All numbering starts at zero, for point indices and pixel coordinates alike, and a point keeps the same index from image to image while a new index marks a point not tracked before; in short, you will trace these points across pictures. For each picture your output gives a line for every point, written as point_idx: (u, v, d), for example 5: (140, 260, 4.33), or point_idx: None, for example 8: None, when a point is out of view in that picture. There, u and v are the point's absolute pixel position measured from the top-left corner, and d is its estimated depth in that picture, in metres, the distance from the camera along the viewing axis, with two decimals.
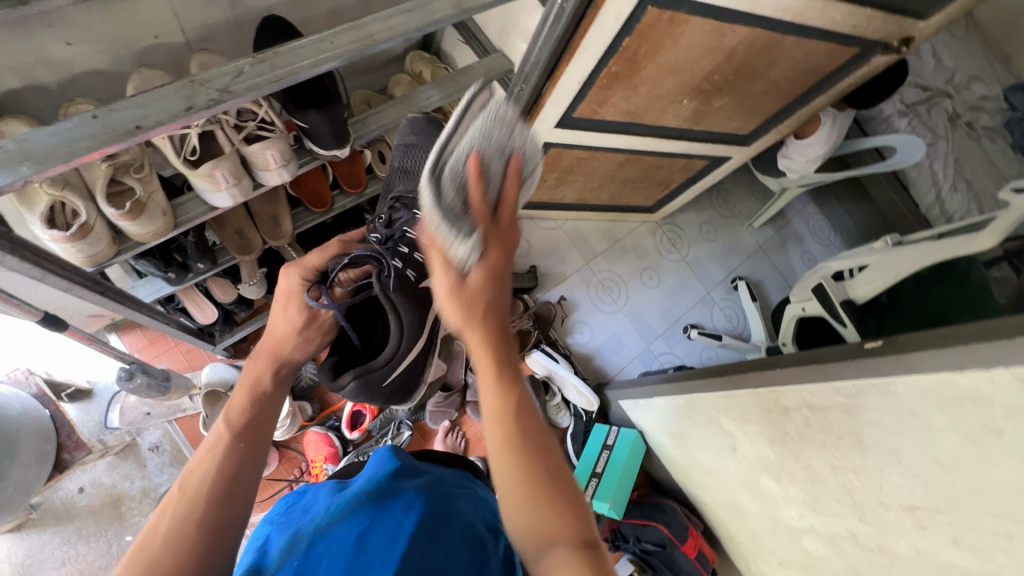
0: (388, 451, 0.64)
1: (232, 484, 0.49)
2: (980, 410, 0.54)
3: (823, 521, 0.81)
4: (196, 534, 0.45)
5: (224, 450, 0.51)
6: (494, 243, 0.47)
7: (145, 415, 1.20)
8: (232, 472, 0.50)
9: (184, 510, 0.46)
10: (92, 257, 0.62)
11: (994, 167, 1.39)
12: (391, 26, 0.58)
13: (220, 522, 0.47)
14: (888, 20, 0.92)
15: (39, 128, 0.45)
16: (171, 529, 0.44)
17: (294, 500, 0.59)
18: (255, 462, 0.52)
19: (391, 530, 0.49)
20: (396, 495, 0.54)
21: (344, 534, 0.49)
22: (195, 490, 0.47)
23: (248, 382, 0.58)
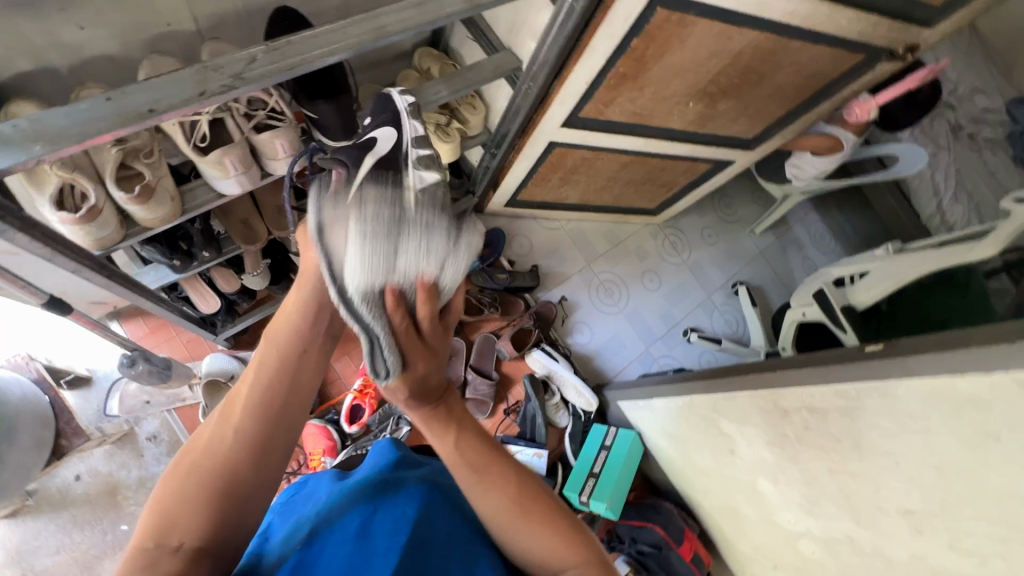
0: (389, 443, 0.64)
1: (267, 407, 0.53)
2: (979, 414, 0.54)
3: (820, 525, 0.82)
4: (232, 451, 0.51)
5: (261, 367, 0.55)
6: (417, 354, 0.52)
7: (145, 404, 1.21)
8: (266, 397, 0.53)
9: (221, 426, 0.52)
10: (100, 240, 0.62)
11: (993, 180, 1.37)
12: (403, 19, 0.60)
13: (253, 441, 0.52)
14: (894, 27, 0.92)
15: (53, 109, 0.45)
16: (210, 441, 0.51)
17: (298, 487, 0.61)
18: (293, 388, 0.56)
19: (395, 514, 0.50)
20: (399, 482, 0.55)
21: (348, 519, 0.50)
22: (232, 404, 0.53)
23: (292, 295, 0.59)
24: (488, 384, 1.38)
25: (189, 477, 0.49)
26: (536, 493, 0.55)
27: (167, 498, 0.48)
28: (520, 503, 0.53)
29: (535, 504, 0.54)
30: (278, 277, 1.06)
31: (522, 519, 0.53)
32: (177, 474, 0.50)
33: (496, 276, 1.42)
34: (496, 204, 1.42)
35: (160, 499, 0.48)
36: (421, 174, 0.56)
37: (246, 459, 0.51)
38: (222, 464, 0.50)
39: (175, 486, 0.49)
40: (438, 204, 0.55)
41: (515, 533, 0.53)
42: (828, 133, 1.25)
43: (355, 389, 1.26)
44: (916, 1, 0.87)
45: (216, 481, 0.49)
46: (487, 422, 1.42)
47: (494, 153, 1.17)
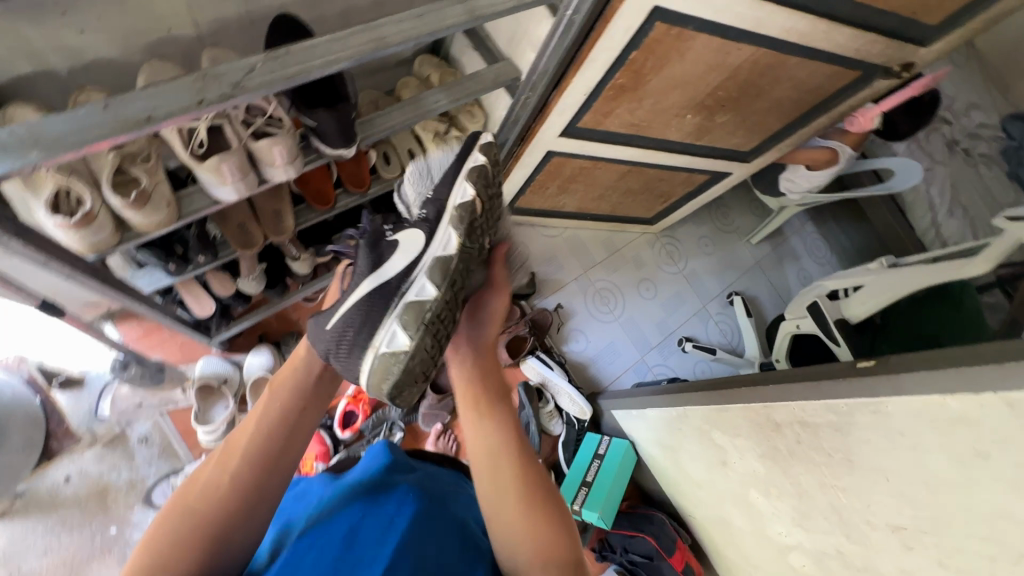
0: (383, 446, 0.65)
1: (267, 455, 0.57)
2: (969, 433, 0.55)
3: (810, 537, 0.81)
4: (229, 491, 0.54)
5: (262, 417, 0.60)
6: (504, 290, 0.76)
7: (135, 406, 1.25)
8: (264, 445, 0.58)
9: (221, 471, 0.55)
10: (95, 245, 0.62)
11: (987, 195, 1.40)
12: (403, 30, 0.60)
13: (252, 487, 0.55)
14: (891, 45, 0.93)
15: (51, 115, 0.45)
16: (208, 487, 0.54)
17: (288, 492, 0.63)
18: (291, 436, 0.60)
19: (383, 524, 0.50)
20: (389, 490, 0.56)
21: (337, 525, 0.51)
22: (231, 450, 0.57)
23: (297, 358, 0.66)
24: None
25: (186, 520, 0.51)
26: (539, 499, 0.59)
27: (158, 544, 0.50)
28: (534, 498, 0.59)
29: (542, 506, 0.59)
30: (274, 281, 1.06)
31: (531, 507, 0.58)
32: (172, 519, 0.52)
33: None
34: None
35: (149, 547, 0.50)
36: (395, 333, 0.61)
37: (236, 502, 0.53)
38: (218, 506, 0.53)
39: (171, 530, 0.51)
40: (386, 375, 0.62)
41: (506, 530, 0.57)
42: (825, 146, 1.25)
43: (349, 394, 1.26)
44: (912, 20, 0.88)
45: (209, 522, 0.52)
46: None
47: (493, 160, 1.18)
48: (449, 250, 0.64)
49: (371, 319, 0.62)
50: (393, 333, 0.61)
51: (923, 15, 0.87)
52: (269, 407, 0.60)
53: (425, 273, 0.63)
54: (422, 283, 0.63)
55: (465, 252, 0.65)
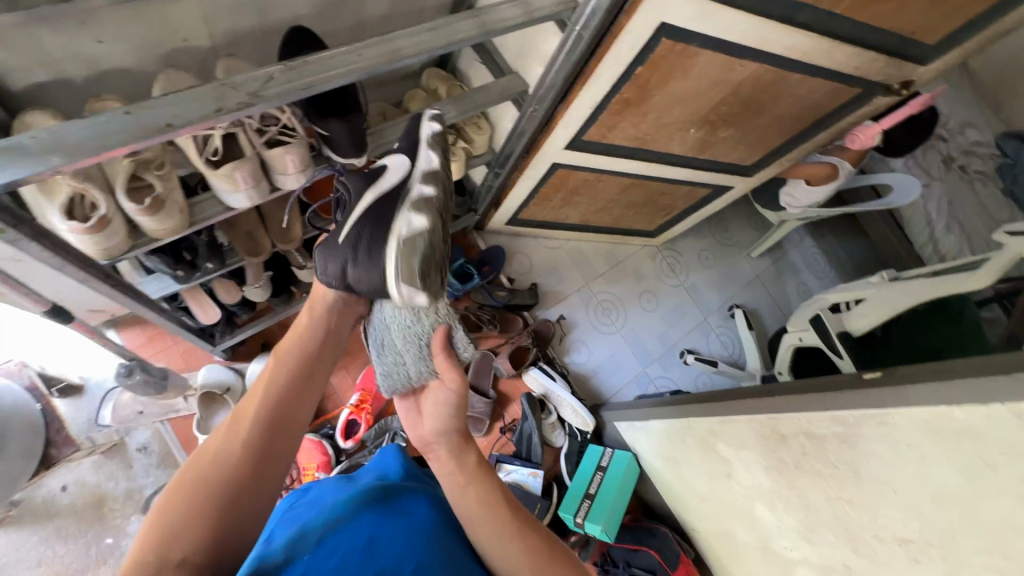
0: (397, 450, 0.68)
1: (274, 421, 0.60)
2: (976, 445, 0.55)
3: (816, 551, 0.81)
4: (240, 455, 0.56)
5: (268, 388, 0.62)
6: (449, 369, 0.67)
7: (137, 414, 1.21)
8: (272, 411, 0.60)
9: (230, 437, 0.57)
10: (107, 250, 0.62)
11: (984, 214, 1.41)
12: (417, 43, 0.62)
13: (262, 451, 0.57)
14: (889, 63, 0.95)
15: (73, 122, 0.46)
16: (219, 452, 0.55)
17: (297, 496, 0.61)
18: (294, 404, 0.63)
19: (404, 539, 0.49)
20: (405, 506, 0.55)
21: (356, 534, 0.49)
22: (240, 417, 0.59)
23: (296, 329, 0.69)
24: (485, 402, 1.36)
25: (198, 483, 0.53)
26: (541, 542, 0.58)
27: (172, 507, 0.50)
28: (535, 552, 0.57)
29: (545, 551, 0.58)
30: (279, 289, 1.06)
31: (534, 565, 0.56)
32: (184, 485, 0.53)
33: (495, 293, 1.45)
34: (497, 222, 1.43)
35: (163, 510, 0.50)
36: (410, 217, 0.61)
37: (247, 465, 0.55)
38: (231, 470, 0.54)
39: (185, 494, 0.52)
40: (411, 256, 0.59)
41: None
42: (826, 161, 1.26)
43: (352, 404, 1.25)
44: (910, 39, 0.90)
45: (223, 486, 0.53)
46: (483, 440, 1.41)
47: (498, 172, 1.19)
48: (434, 163, 0.67)
49: (380, 219, 0.63)
50: (407, 220, 0.61)
51: (921, 35, 0.89)
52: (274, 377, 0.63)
53: (420, 178, 0.65)
54: (419, 185, 0.64)
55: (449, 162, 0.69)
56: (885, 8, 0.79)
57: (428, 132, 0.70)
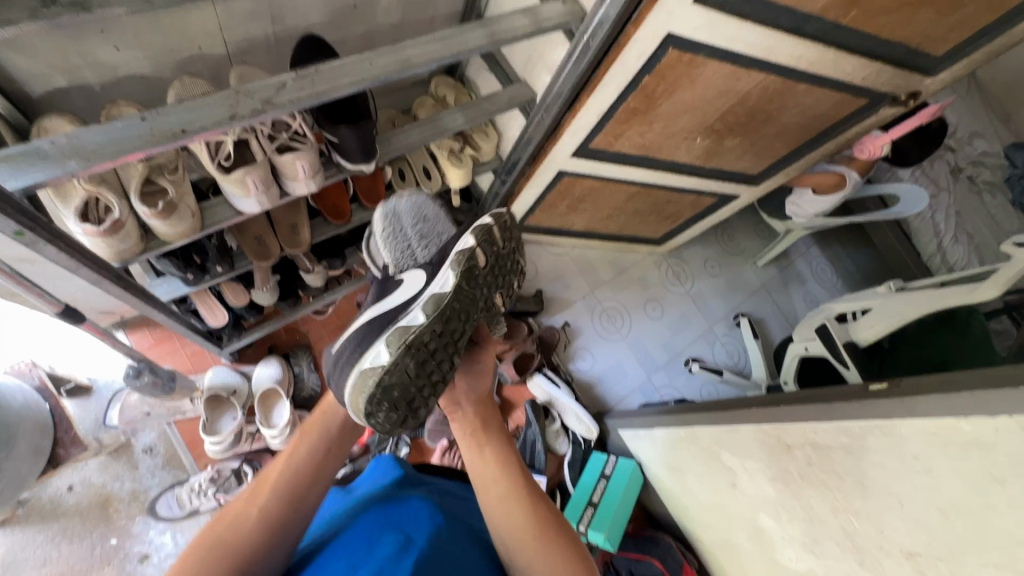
0: (391, 460, 0.66)
1: (294, 491, 0.58)
2: (984, 457, 0.55)
3: (821, 564, 0.79)
4: (253, 523, 0.55)
5: (291, 456, 0.61)
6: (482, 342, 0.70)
7: (145, 415, 1.24)
8: (291, 480, 0.59)
9: (249, 505, 0.56)
10: (119, 252, 0.63)
11: (994, 225, 1.45)
12: (427, 52, 0.63)
13: (278, 521, 0.56)
14: (897, 74, 0.95)
15: (91, 126, 0.47)
16: (238, 520, 0.55)
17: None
18: (315, 471, 0.61)
19: (400, 538, 0.50)
20: (401, 502, 0.56)
21: (353, 546, 0.51)
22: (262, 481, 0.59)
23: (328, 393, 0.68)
24: None
25: (215, 549, 0.53)
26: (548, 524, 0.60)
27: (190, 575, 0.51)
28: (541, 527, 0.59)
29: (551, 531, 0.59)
30: (286, 293, 1.07)
31: (542, 537, 0.58)
32: (205, 552, 0.53)
33: None
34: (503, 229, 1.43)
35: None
36: (378, 350, 0.58)
37: (257, 534, 0.55)
38: (248, 542, 0.54)
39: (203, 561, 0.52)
40: (361, 393, 0.58)
41: (524, 554, 0.58)
42: (833, 170, 1.27)
43: None
44: (918, 51, 0.90)
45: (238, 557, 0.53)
46: None
47: (505, 179, 1.20)
48: (447, 288, 0.59)
49: (366, 339, 0.62)
50: (375, 355, 0.59)
51: (929, 47, 0.89)
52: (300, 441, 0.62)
53: (419, 304, 0.59)
54: (414, 312, 0.59)
55: (465, 295, 0.61)
56: (893, 20, 0.79)
57: (459, 247, 0.62)
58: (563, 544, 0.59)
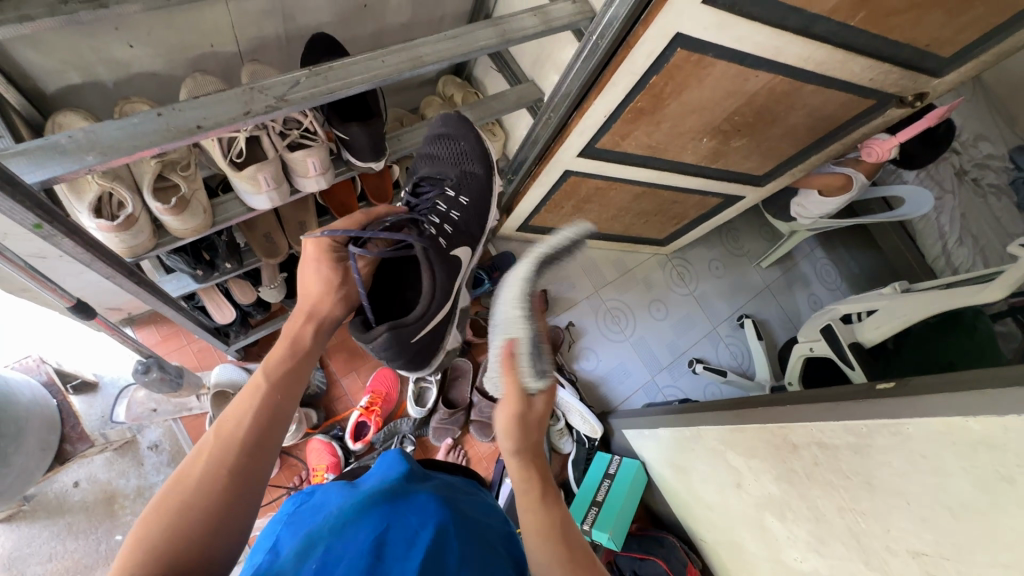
0: (398, 455, 0.65)
1: (262, 440, 0.53)
2: (992, 456, 0.55)
3: (827, 564, 0.79)
4: (218, 478, 0.49)
5: (258, 405, 0.54)
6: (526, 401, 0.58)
7: (150, 412, 1.22)
8: (257, 430, 0.53)
9: (216, 461, 0.50)
10: (132, 248, 0.64)
11: (998, 226, 1.44)
12: (439, 51, 0.63)
13: (246, 473, 0.51)
14: (904, 76, 0.95)
15: (108, 121, 0.47)
16: (204, 478, 0.49)
17: (301, 500, 0.60)
18: (282, 424, 0.55)
19: (408, 537, 0.50)
20: (407, 500, 0.56)
21: (363, 535, 0.50)
22: (224, 434, 0.52)
23: (289, 332, 0.61)
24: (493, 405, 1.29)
25: (182, 508, 0.47)
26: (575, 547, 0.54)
27: (153, 546, 0.44)
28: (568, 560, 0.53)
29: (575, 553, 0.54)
30: (293, 290, 1.08)
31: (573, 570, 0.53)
32: (166, 517, 0.46)
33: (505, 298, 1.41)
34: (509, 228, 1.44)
35: (143, 549, 0.44)
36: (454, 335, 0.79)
37: (224, 487, 0.49)
38: (220, 504, 0.48)
39: (168, 525, 0.45)
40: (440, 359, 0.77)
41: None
42: (840, 171, 1.27)
43: (361, 406, 1.26)
44: (925, 53, 0.91)
45: (211, 523, 0.47)
46: (491, 445, 1.35)
47: (511, 179, 1.20)
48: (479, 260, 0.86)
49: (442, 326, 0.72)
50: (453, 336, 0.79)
51: (936, 48, 0.90)
52: (266, 386, 0.55)
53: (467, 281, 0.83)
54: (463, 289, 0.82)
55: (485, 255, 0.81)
56: (900, 21, 0.79)
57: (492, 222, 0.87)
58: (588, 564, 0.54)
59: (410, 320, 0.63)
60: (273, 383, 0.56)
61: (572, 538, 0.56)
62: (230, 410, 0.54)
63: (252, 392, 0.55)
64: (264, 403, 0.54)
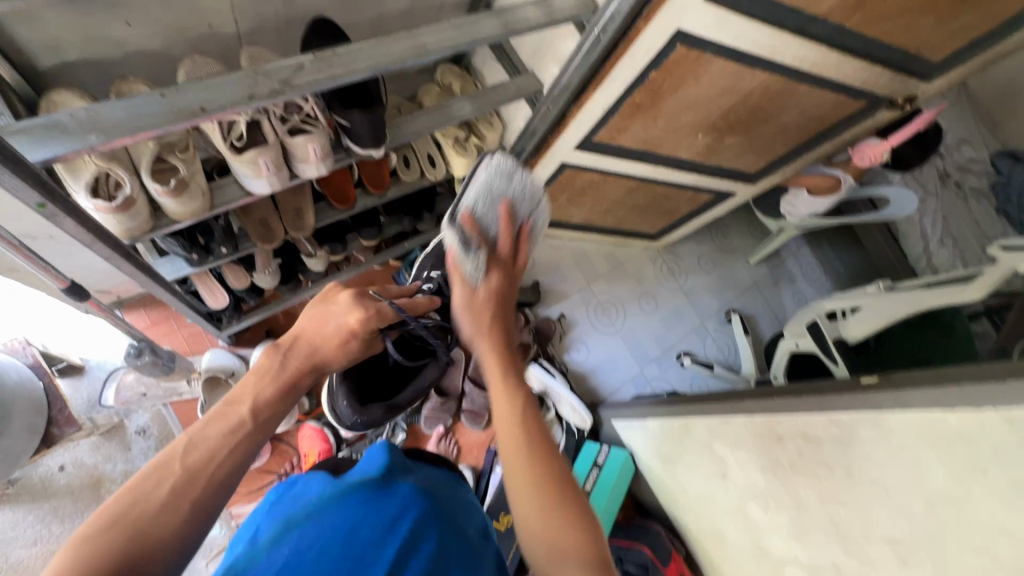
0: (384, 447, 0.64)
1: (228, 482, 0.47)
2: (968, 449, 0.58)
3: (806, 551, 0.82)
4: (174, 516, 0.43)
5: (236, 446, 0.48)
6: (495, 263, 0.68)
7: (140, 396, 1.19)
8: (228, 472, 0.47)
9: (176, 492, 0.44)
10: (130, 230, 0.63)
11: (978, 229, 1.48)
12: (442, 39, 0.63)
13: (202, 514, 0.45)
14: (895, 79, 0.98)
15: (111, 101, 0.47)
16: (162, 510, 0.43)
17: (285, 487, 0.61)
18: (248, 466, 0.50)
19: (384, 527, 0.51)
20: (390, 492, 0.57)
21: (336, 523, 0.51)
22: (194, 468, 0.46)
23: (286, 370, 0.56)
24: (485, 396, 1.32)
25: (131, 539, 0.41)
26: (559, 488, 0.50)
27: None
28: (552, 476, 0.50)
29: (559, 481, 0.50)
30: (287, 277, 1.08)
31: (553, 493, 0.49)
32: (107, 548, 0.40)
33: None
34: None
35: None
36: None
37: (175, 525, 0.43)
38: (169, 545, 0.42)
39: (105, 558, 0.39)
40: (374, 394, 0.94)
41: (517, 498, 0.50)
42: (831, 174, 1.28)
43: None
44: (917, 57, 0.93)
45: (150, 559, 0.41)
46: (481, 435, 1.37)
47: None
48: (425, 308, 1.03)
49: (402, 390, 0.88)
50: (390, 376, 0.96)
51: (928, 53, 0.91)
52: (248, 425, 0.50)
53: None
54: None
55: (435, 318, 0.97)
56: (894, 26, 0.81)
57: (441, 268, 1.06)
58: (565, 511, 0.49)
59: (399, 401, 0.83)
60: (259, 423, 0.51)
61: (533, 421, 0.54)
62: (205, 438, 0.48)
63: (235, 427, 0.49)
64: (245, 445, 0.49)
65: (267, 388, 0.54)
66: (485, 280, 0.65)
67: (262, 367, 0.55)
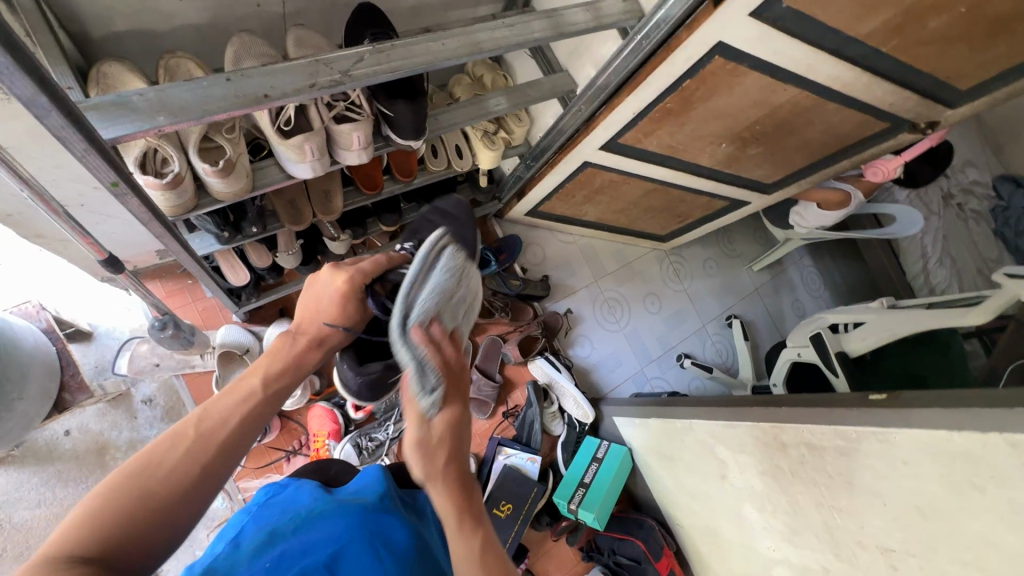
0: (378, 472, 0.64)
1: (235, 450, 0.50)
2: (968, 466, 0.61)
3: (798, 553, 0.86)
4: (184, 474, 0.46)
5: (244, 415, 0.52)
6: (452, 395, 0.59)
7: (153, 366, 1.23)
8: (233, 438, 0.51)
9: (190, 452, 0.47)
10: (176, 207, 0.64)
11: (975, 251, 1.52)
12: (495, 38, 0.64)
13: (211, 474, 0.48)
14: (921, 103, 0.99)
15: (178, 82, 0.47)
16: (174, 469, 0.46)
17: (275, 491, 0.62)
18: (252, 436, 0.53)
19: (364, 554, 0.51)
20: (379, 519, 0.55)
21: (320, 546, 0.51)
22: (207, 433, 0.49)
23: (295, 349, 0.60)
24: (492, 387, 1.40)
25: (148, 491, 0.44)
26: None
27: (100, 518, 0.42)
28: None
29: None
30: (308, 257, 1.08)
31: None
32: (123, 498, 0.43)
33: (509, 282, 1.45)
34: (518, 213, 1.45)
35: (90, 521, 0.41)
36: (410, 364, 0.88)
37: (188, 483, 0.46)
38: (183, 497, 0.46)
39: (126, 505, 0.43)
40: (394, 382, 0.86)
41: None
42: (841, 188, 1.31)
43: None
44: (943, 83, 0.95)
45: (161, 507, 0.44)
46: (485, 423, 1.45)
47: (530, 165, 1.20)
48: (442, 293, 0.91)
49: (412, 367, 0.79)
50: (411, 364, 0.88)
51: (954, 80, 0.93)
52: (253, 399, 0.54)
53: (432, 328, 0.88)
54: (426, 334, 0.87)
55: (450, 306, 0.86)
56: (927, 52, 0.82)
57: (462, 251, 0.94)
58: None
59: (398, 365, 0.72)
60: (268, 396, 0.55)
61: (493, 556, 0.50)
62: (218, 407, 0.52)
63: (244, 399, 0.53)
64: (255, 414, 0.53)
65: (272, 364, 0.57)
66: (443, 413, 0.57)
67: (270, 348, 0.59)
